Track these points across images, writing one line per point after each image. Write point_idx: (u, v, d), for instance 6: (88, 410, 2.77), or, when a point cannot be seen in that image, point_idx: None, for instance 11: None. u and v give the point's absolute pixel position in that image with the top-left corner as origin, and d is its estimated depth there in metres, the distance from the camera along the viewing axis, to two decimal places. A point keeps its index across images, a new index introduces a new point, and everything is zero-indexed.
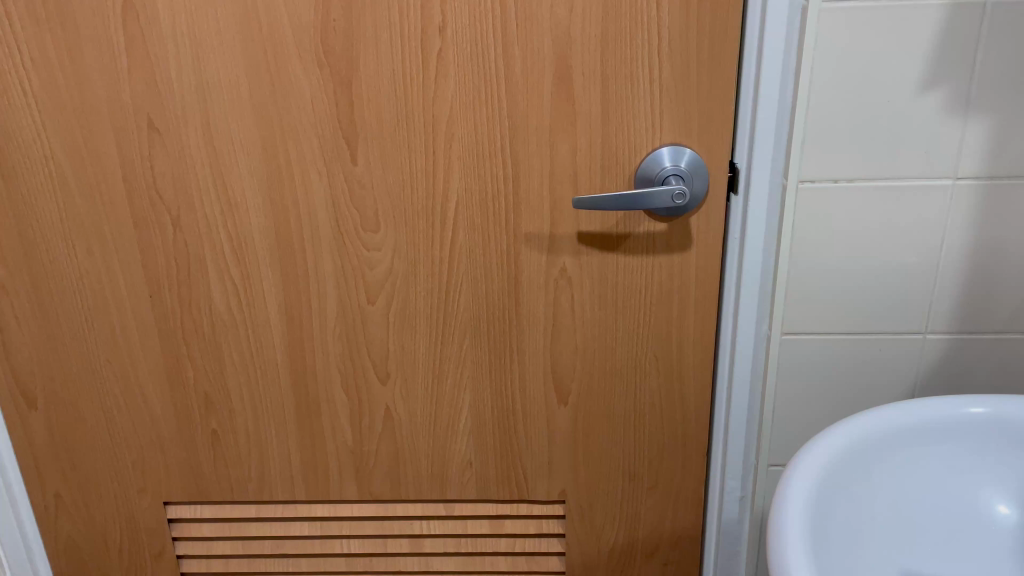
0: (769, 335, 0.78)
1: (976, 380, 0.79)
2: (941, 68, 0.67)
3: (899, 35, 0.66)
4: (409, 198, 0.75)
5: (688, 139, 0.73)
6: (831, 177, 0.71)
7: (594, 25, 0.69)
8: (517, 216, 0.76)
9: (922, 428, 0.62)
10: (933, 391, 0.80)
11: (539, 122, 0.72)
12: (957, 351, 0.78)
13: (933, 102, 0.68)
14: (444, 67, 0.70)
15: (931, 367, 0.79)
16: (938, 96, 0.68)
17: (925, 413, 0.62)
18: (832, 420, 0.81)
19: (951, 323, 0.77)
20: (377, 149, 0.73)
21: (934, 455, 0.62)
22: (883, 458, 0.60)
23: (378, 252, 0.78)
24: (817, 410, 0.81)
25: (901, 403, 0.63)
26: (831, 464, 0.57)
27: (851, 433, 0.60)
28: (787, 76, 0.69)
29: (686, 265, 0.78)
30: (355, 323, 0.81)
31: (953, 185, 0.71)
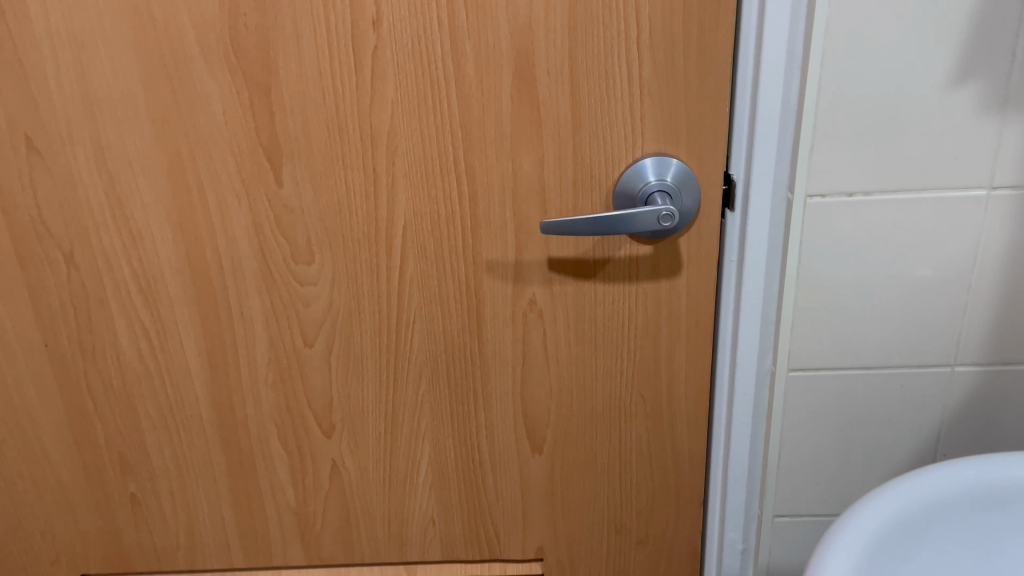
0: (773, 371, 0.67)
1: (1011, 415, 0.69)
2: (975, 58, 0.56)
3: (925, 19, 0.55)
4: (347, 224, 0.64)
5: (674, 146, 0.62)
6: (845, 190, 0.60)
7: (560, 13, 0.57)
8: (476, 241, 0.65)
9: (970, 494, 0.51)
10: (962, 429, 0.69)
11: (498, 130, 0.61)
12: (990, 385, 0.67)
13: (967, 99, 0.57)
14: (381, 68, 0.58)
15: (959, 402, 0.68)
16: (971, 92, 0.57)
17: (973, 476, 0.51)
18: (845, 463, 0.71)
19: (983, 353, 0.66)
20: (305, 167, 0.61)
21: (987, 525, 0.51)
22: (925, 536, 0.50)
23: (313, 287, 0.66)
24: (829, 453, 0.70)
25: (943, 463, 0.52)
26: (866, 549, 0.47)
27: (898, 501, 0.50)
28: (793, 71, 0.57)
29: (675, 293, 0.67)
30: (292, 368, 0.69)
31: (989, 195, 0.61)
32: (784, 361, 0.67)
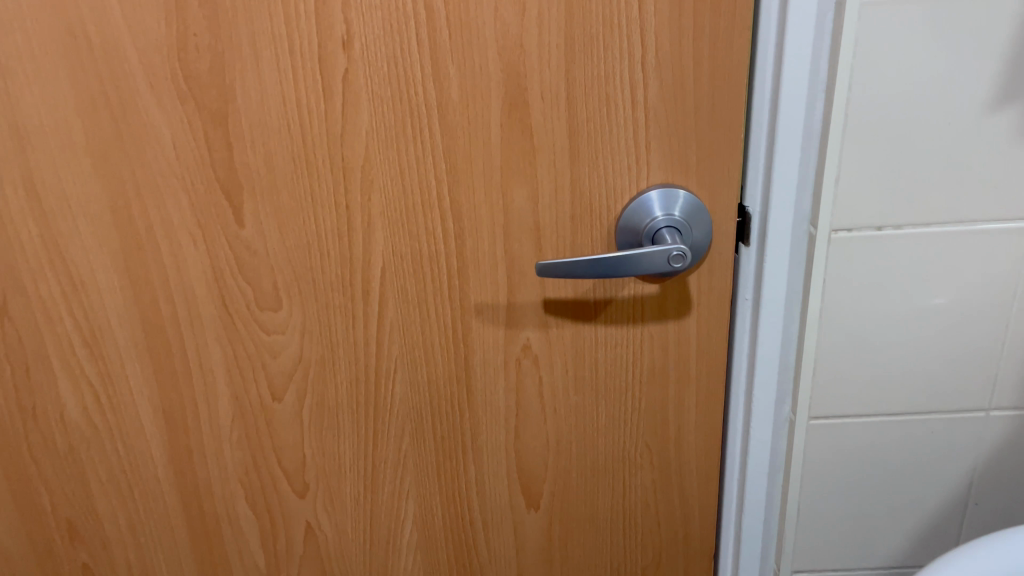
0: (792, 420, 0.61)
1: None
2: (1021, 77, 0.50)
3: (966, 35, 0.49)
4: (317, 268, 0.56)
5: (683, 176, 0.55)
6: (873, 224, 0.54)
7: (555, 31, 0.50)
8: (463, 282, 0.58)
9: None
10: (996, 477, 0.64)
11: (486, 162, 0.54)
12: None
13: (1010, 123, 0.51)
14: (353, 94, 0.51)
15: (994, 449, 0.62)
16: (1015, 116, 0.51)
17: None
18: (868, 514, 0.65)
19: (1020, 397, 0.61)
20: (269, 205, 0.54)
21: None
22: None
23: (281, 336, 0.59)
24: (851, 504, 0.65)
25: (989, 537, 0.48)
26: None
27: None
28: (817, 93, 0.51)
29: (684, 336, 0.60)
30: (260, 423, 0.62)
31: None
32: (805, 408, 0.61)
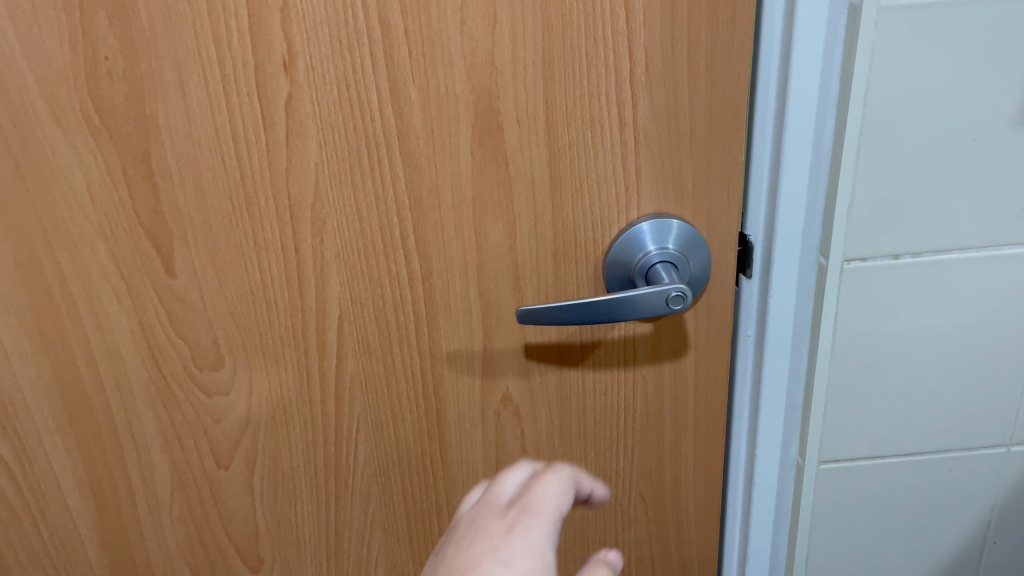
0: (800, 464, 0.57)
1: None
2: None
3: (993, 42, 0.43)
4: (264, 321, 0.49)
5: (678, 205, 0.49)
6: (888, 252, 0.49)
7: (530, 45, 0.43)
8: (432, 329, 0.51)
9: None
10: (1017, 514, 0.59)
11: (456, 195, 0.47)
12: None
13: None
14: (299, 122, 0.44)
15: (1015, 484, 0.58)
16: None
17: None
18: (881, 557, 0.61)
19: None
20: (204, 252, 0.47)
21: None
22: None
23: (225, 398, 0.51)
24: (862, 547, 0.60)
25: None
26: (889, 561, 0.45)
27: None
28: (828, 109, 0.46)
29: (681, 379, 0.54)
30: (205, 494, 0.55)
31: None
32: (815, 451, 0.56)
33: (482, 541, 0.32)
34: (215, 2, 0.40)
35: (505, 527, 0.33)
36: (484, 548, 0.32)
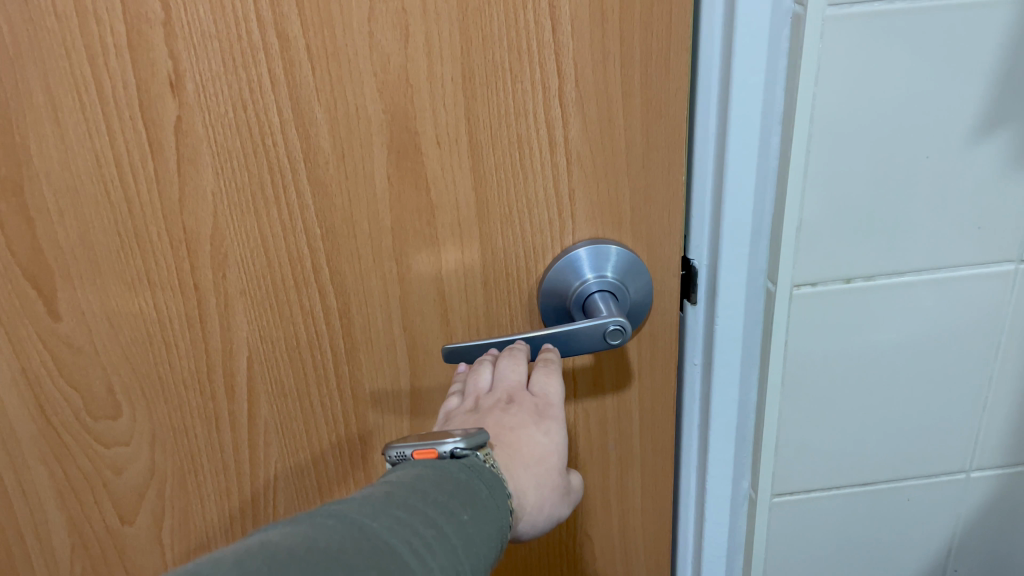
0: (753, 497, 0.54)
1: None
2: (1009, 100, 0.42)
3: (947, 53, 0.40)
4: (163, 364, 0.44)
5: (615, 229, 0.45)
6: (840, 276, 0.46)
7: (448, 60, 0.39)
8: (353, 368, 0.47)
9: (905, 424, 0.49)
10: (974, 539, 0.57)
11: (373, 224, 0.43)
12: (1010, 489, 0.55)
13: (995, 153, 0.43)
14: (191, 148, 0.39)
15: (976, 509, 0.56)
16: (1002, 144, 0.43)
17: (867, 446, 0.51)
18: None
19: (1004, 456, 0.54)
20: (91, 292, 0.42)
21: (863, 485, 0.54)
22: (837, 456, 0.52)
23: (126, 448, 0.47)
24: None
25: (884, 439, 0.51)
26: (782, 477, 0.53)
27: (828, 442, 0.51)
28: (772, 125, 0.42)
29: (625, 413, 0.51)
30: (109, 549, 0.50)
31: (1018, 269, 0.47)
32: (767, 483, 0.54)
33: (524, 413, 0.41)
34: (87, 16, 0.36)
35: (535, 409, 0.42)
36: (528, 418, 0.41)
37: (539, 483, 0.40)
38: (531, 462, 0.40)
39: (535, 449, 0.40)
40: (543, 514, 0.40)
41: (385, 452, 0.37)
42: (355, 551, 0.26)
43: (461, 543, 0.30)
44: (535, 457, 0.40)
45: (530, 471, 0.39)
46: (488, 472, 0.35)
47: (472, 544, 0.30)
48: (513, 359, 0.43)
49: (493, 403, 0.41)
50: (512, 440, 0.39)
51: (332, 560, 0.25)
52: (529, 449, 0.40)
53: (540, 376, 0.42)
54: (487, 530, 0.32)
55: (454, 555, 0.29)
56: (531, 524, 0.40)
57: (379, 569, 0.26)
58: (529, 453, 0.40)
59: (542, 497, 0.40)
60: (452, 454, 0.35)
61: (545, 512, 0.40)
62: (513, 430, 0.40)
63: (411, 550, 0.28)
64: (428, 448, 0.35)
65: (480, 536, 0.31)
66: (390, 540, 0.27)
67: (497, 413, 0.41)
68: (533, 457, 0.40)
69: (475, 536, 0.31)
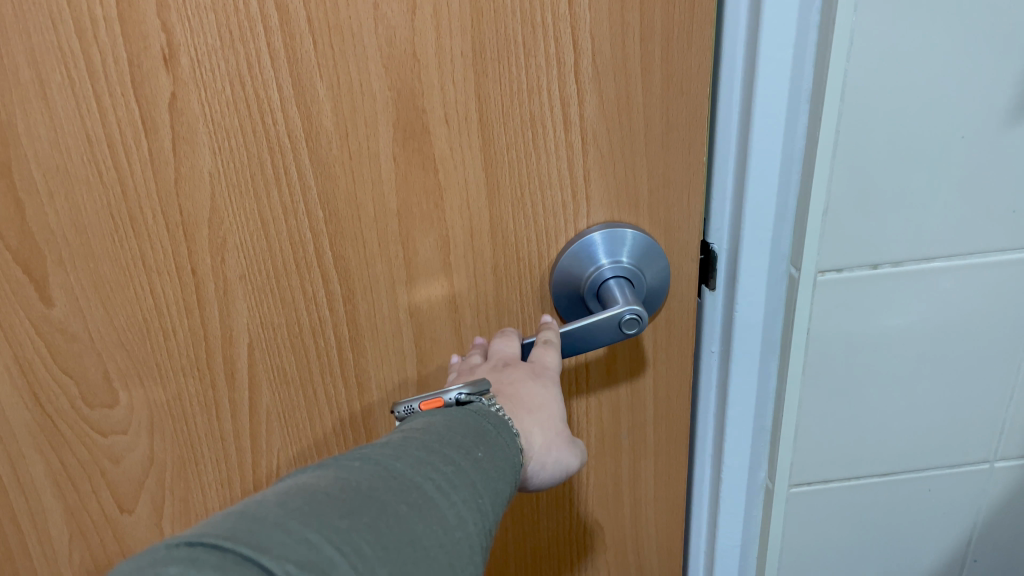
0: (769, 487, 0.53)
1: None
2: None
3: (986, 27, 0.38)
4: (161, 351, 0.43)
5: (632, 213, 0.43)
6: (865, 263, 0.44)
7: (457, 34, 0.37)
8: (358, 355, 0.45)
9: (903, 387, 0.49)
10: (994, 530, 0.56)
11: (378, 207, 0.41)
12: None
13: None
14: (187, 125, 0.37)
15: (998, 501, 0.55)
16: None
17: (878, 424, 0.51)
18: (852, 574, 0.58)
19: None
20: (84, 277, 0.40)
21: (881, 476, 0.53)
22: (848, 431, 0.51)
23: (123, 437, 0.45)
24: (832, 566, 0.57)
25: (892, 417, 0.50)
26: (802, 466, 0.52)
27: (839, 420, 0.50)
28: (799, 103, 0.40)
29: (639, 401, 0.49)
30: (108, 539, 0.49)
31: None
32: (784, 474, 0.52)
33: (522, 369, 0.40)
34: None
35: (533, 366, 0.41)
36: (525, 373, 0.40)
37: (543, 427, 0.39)
38: (532, 406, 0.38)
39: (536, 396, 0.39)
40: (552, 456, 0.39)
41: (394, 408, 0.38)
42: (383, 488, 0.27)
43: (481, 477, 0.30)
44: (537, 405, 0.39)
45: (534, 417, 0.38)
46: (494, 416, 0.34)
47: (492, 478, 0.31)
48: (507, 339, 0.43)
49: (489, 367, 0.41)
50: (511, 390, 0.39)
51: (366, 496, 0.26)
52: (529, 396, 0.39)
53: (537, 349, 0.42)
54: (503, 464, 0.32)
55: (474, 490, 0.29)
56: (538, 467, 0.39)
57: (407, 504, 0.26)
58: (529, 400, 0.39)
59: (549, 440, 0.39)
60: (458, 401, 0.36)
61: (555, 456, 0.39)
62: (510, 383, 0.39)
63: (434, 486, 0.28)
64: (433, 398, 0.36)
65: (497, 471, 0.31)
66: (415, 477, 0.28)
67: (494, 372, 0.40)
68: (535, 404, 0.39)
69: (492, 471, 0.31)
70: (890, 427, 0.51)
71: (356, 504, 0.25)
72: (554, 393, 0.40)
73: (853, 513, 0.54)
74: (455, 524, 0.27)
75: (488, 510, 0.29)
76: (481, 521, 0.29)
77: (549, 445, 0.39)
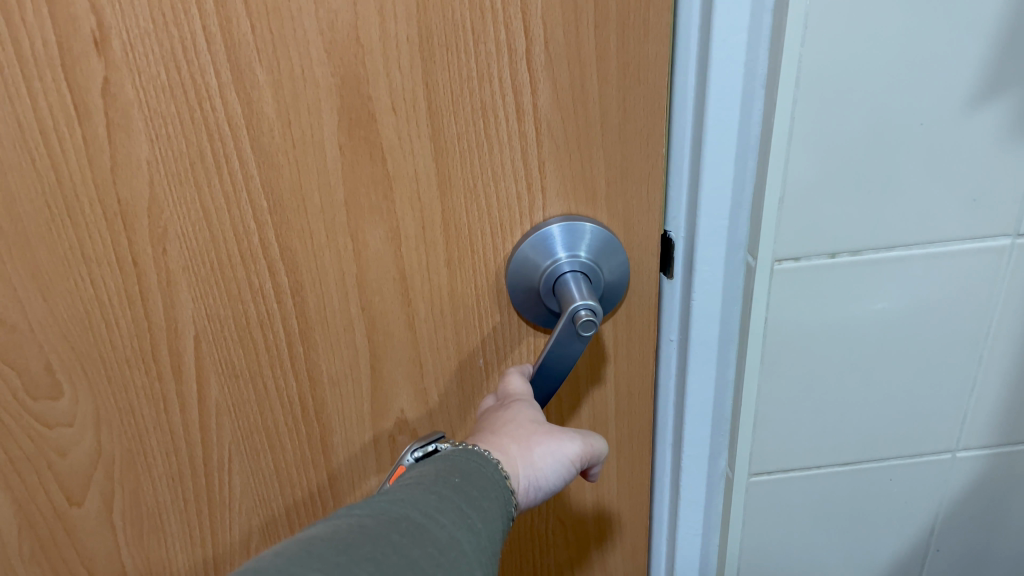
0: (730, 476, 0.52)
1: (1015, 499, 0.55)
2: (1010, 62, 0.38)
3: (946, 5, 0.36)
4: (103, 343, 0.42)
5: (589, 206, 0.42)
6: (823, 252, 0.43)
7: (402, 18, 0.35)
8: (308, 350, 0.44)
9: (862, 378, 0.48)
10: (954, 518, 0.56)
11: (325, 197, 0.39)
12: (994, 468, 0.54)
13: (993, 121, 0.40)
14: (122, 111, 0.36)
15: (959, 489, 0.54)
16: (1000, 112, 0.40)
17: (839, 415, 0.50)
18: (813, 562, 0.57)
19: (990, 437, 0.52)
20: (21, 266, 0.39)
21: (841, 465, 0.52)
22: (808, 420, 0.50)
23: (69, 429, 0.44)
24: (792, 553, 0.57)
25: (852, 408, 0.49)
26: (763, 457, 0.51)
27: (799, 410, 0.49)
28: (754, 87, 0.39)
29: (600, 398, 0.48)
30: (59, 531, 0.49)
31: (1012, 245, 0.44)
32: (744, 465, 0.51)
33: (489, 413, 0.42)
34: None
35: (499, 404, 0.42)
36: (493, 412, 0.41)
37: (514, 436, 0.38)
38: (498, 427, 0.39)
39: (502, 420, 0.40)
40: (538, 453, 0.38)
41: None
42: (374, 524, 0.28)
43: (465, 500, 0.32)
44: (506, 423, 0.39)
45: (502, 433, 0.39)
46: (461, 452, 0.36)
47: (475, 501, 0.32)
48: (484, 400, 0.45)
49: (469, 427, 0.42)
50: (480, 431, 0.40)
51: (358, 534, 0.27)
52: (494, 423, 0.40)
53: (501, 384, 0.43)
54: (483, 485, 0.34)
55: (462, 512, 0.31)
56: (533, 471, 0.38)
57: (400, 532, 0.28)
58: (496, 426, 0.39)
59: (528, 440, 0.38)
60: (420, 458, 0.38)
61: (545, 451, 0.38)
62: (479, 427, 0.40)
63: (422, 514, 0.30)
64: (396, 469, 0.38)
65: (478, 491, 0.33)
66: (403, 510, 0.30)
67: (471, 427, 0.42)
68: (503, 424, 0.39)
69: (475, 493, 0.33)
70: (850, 417, 0.50)
71: (350, 541, 0.27)
72: (522, 408, 0.41)
73: (814, 501, 0.54)
74: (449, 544, 0.29)
75: (481, 527, 0.31)
76: (474, 538, 0.30)
77: (531, 444, 0.38)
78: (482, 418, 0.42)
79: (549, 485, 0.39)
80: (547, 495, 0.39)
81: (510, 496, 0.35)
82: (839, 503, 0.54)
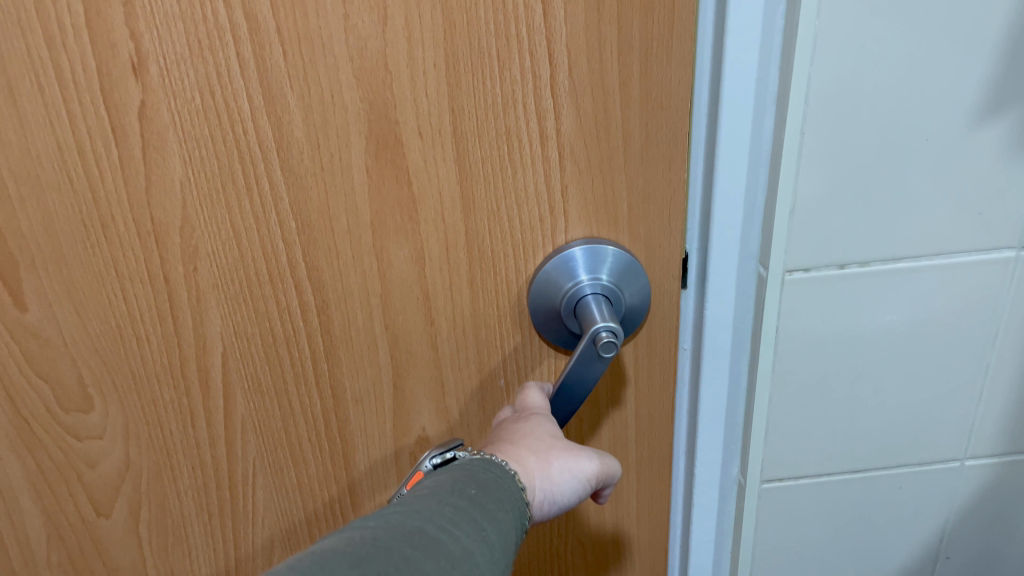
0: (742, 483, 0.54)
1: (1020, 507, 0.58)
2: (1008, 82, 0.41)
3: (949, 31, 0.39)
4: (134, 358, 0.43)
5: (612, 229, 0.42)
6: (832, 263, 0.46)
7: (429, 45, 0.36)
8: (333, 368, 0.45)
9: (869, 383, 0.51)
10: (961, 525, 0.58)
11: (352, 218, 0.40)
12: (1001, 477, 0.56)
13: (994, 139, 0.42)
14: (156, 134, 0.37)
15: (968, 497, 0.57)
16: (1000, 130, 0.42)
17: (846, 419, 0.52)
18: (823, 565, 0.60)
19: (997, 446, 0.54)
20: (57, 282, 0.40)
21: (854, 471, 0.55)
22: (817, 424, 0.52)
23: (99, 441, 0.45)
24: (804, 557, 0.59)
25: (858, 412, 0.52)
26: (777, 461, 0.54)
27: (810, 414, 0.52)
28: (765, 105, 0.41)
29: (620, 421, 0.48)
30: (86, 541, 0.50)
31: (1014, 257, 0.46)
32: (756, 469, 0.54)
33: (508, 424, 0.42)
34: None
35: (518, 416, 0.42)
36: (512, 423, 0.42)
37: (531, 447, 0.39)
38: (516, 438, 0.40)
39: (521, 431, 0.40)
40: (555, 466, 0.38)
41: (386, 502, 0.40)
42: (388, 536, 0.29)
43: (479, 511, 0.32)
44: (525, 434, 0.40)
45: (520, 442, 0.39)
46: (478, 461, 0.36)
47: (490, 513, 0.33)
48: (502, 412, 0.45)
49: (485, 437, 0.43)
50: (497, 440, 0.40)
51: (372, 547, 0.28)
52: (511, 435, 0.40)
53: (521, 398, 0.44)
54: (498, 496, 0.34)
55: (477, 523, 0.31)
56: (548, 483, 0.38)
57: (413, 546, 0.28)
58: (514, 437, 0.40)
59: (546, 453, 0.39)
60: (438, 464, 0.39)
61: (562, 466, 0.39)
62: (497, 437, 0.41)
63: (436, 527, 0.30)
64: (414, 474, 0.39)
65: (494, 502, 0.33)
66: (416, 523, 0.30)
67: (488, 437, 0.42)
68: (521, 435, 0.40)
69: (491, 504, 0.33)
70: (858, 421, 0.52)
71: (364, 554, 0.27)
72: (541, 422, 0.41)
73: (827, 506, 0.56)
74: (463, 556, 0.29)
75: (495, 539, 0.32)
76: (488, 550, 0.31)
77: (548, 457, 0.39)
78: (501, 428, 0.42)
79: (562, 500, 0.39)
80: (562, 510, 0.40)
81: (524, 509, 0.35)
82: (851, 508, 0.57)
